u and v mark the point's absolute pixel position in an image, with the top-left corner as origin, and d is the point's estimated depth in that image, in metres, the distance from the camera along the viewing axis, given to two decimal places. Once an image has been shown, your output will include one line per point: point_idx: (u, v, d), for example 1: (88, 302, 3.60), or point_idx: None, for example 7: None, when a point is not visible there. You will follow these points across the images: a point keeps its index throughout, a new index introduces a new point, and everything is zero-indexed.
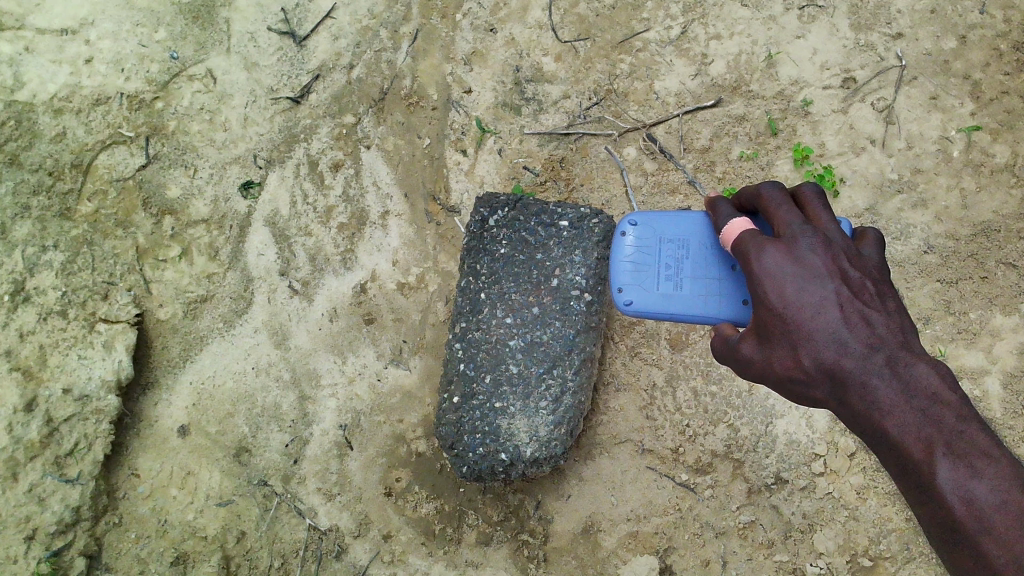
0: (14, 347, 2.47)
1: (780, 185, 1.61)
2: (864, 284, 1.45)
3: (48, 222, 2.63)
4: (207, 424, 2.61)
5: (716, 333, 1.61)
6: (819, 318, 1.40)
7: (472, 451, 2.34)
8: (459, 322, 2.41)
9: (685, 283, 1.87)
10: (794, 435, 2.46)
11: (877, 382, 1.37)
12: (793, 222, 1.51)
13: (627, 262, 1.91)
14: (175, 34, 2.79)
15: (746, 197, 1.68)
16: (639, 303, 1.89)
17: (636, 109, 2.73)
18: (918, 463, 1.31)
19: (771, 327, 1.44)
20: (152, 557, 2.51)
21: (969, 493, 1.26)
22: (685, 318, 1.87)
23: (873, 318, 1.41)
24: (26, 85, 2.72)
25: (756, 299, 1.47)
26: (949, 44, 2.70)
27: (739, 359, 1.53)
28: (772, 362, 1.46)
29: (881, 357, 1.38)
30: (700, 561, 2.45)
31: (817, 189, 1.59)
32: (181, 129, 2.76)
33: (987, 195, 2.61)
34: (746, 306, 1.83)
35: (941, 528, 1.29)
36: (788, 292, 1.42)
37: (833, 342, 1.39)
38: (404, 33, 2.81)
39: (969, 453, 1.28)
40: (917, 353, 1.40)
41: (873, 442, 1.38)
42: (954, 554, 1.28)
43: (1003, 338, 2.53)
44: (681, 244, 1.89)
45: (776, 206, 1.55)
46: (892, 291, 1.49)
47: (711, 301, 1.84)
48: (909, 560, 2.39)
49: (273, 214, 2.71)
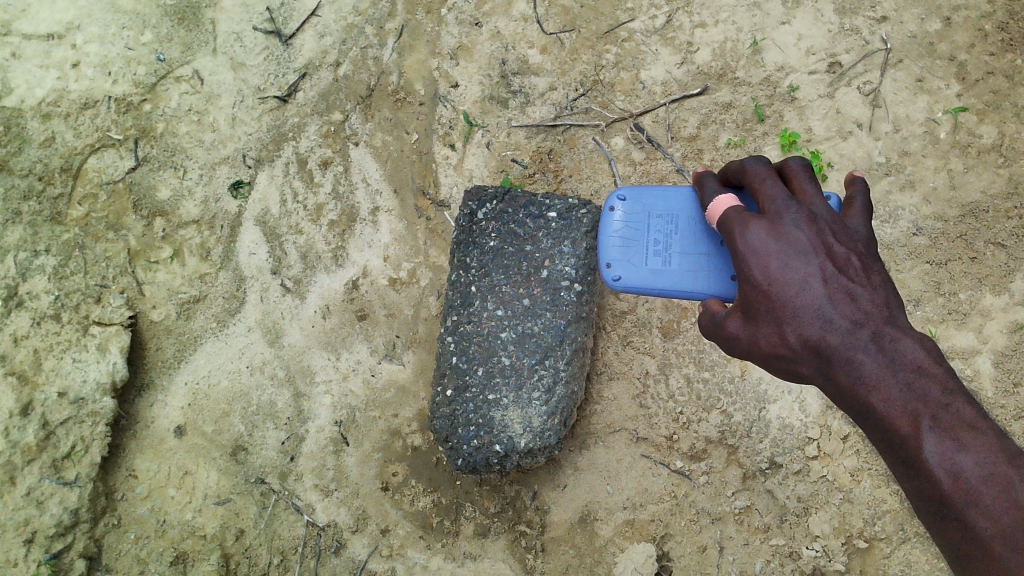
0: (9, 351, 2.51)
1: (765, 160, 1.63)
2: (849, 258, 1.46)
3: (39, 227, 2.65)
4: (203, 423, 2.62)
5: (703, 310, 1.63)
6: (804, 293, 1.42)
7: (466, 443, 2.36)
8: (450, 315, 2.42)
9: (673, 258, 1.87)
10: (787, 419, 2.47)
11: (862, 356, 1.38)
12: (777, 198, 1.53)
13: (616, 238, 1.93)
14: (161, 36, 2.79)
15: (733, 171, 1.70)
16: (628, 279, 1.91)
17: (623, 99, 2.74)
18: (905, 437, 1.31)
19: (755, 304, 1.46)
20: (152, 557, 2.53)
21: (955, 466, 1.25)
22: (674, 293, 1.87)
23: (857, 293, 1.42)
24: (15, 91, 2.74)
25: (741, 277, 1.49)
26: (934, 26, 2.71)
27: (725, 335, 1.55)
28: (757, 338, 1.47)
29: (866, 332, 1.39)
30: (697, 547, 2.46)
31: (802, 164, 1.60)
32: (170, 130, 2.76)
33: (975, 175, 2.61)
34: (734, 281, 1.82)
35: (929, 501, 1.29)
36: (772, 268, 1.44)
37: (818, 318, 1.40)
38: (389, 30, 2.81)
39: (955, 426, 1.28)
40: (903, 328, 1.41)
41: (862, 417, 1.38)
42: (943, 528, 1.28)
43: (994, 317, 2.54)
44: (670, 220, 1.90)
45: (761, 181, 1.57)
46: (878, 265, 1.50)
47: (699, 276, 1.84)
48: (904, 540, 2.40)
49: (264, 213, 2.72)
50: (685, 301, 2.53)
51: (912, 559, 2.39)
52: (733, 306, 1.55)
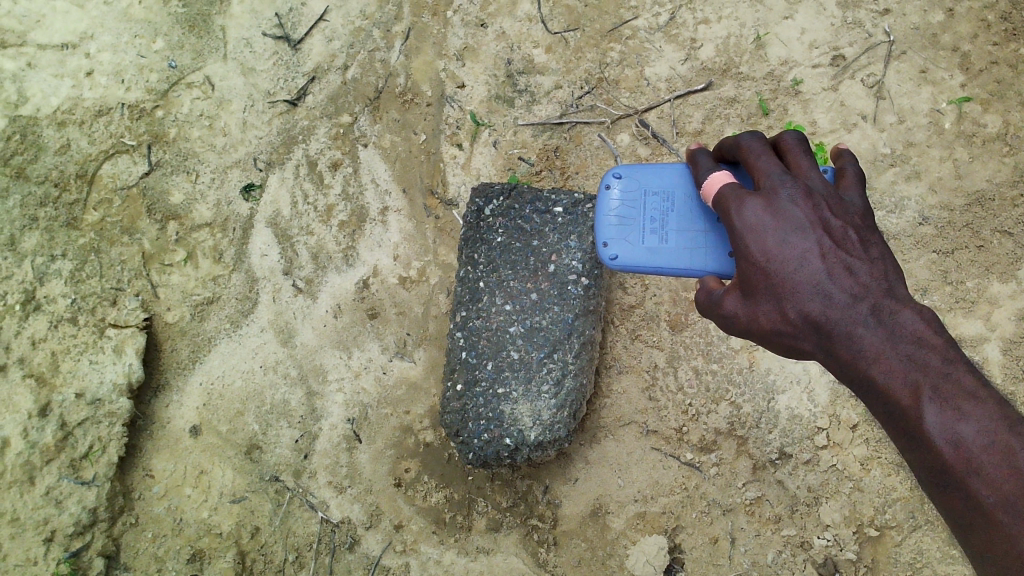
0: (28, 354, 2.55)
1: (761, 136, 1.65)
2: (846, 232, 1.48)
3: (55, 232, 2.69)
4: (217, 423, 2.66)
5: (700, 288, 1.65)
6: (802, 269, 1.44)
7: (477, 438, 2.38)
8: (459, 311, 2.45)
9: (670, 235, 1.90)
10: (796, 409, 2.48)
11: (862, 330, 1.40)
12: (772, 172, 1.54)
13: (612, 217, 1.96)
14: (172, 43, 2.84)
15: (727, 147, 1.72)
16: (625, 257, 1.93)
17: (628, 96, 2.77)
18: (906, 409, 1.32)
19: (753, 282, 1.48)
20: (169, 555, 2.56)
21: (956, 435, 1.26)
22: (671, 270, 1.90)
23: (856, 267, 1.44)
24: (30, 100, 2.79)
25: (739, 254, 1.50)
26: (937, 17, 2.72)
27: (723, 313, 1.56)
28: (756, 316, 1.49)
29: (865, 306, 1.41)
30: (708, 538, 2.47)
31: (797, 137, 1.62)
32: (182, 135, 2.81)
33: (980, 164, 2.62)
34: (730, 257, 1.85)
35: (931, 472, 1.30)
36: (770, 245, 1.46)
37: (817, 293, 1.42)
38: (396, 33, 2.85)
39: (956, 396, 1.29)
40: (902, 300, 1.43)
41: (862, 390, 1.40)
42: (945, 498, 1.29)
43: (1002, 305, 2.54)
44: (666, 197, 1.93)
45: (756, 156, 1.59)
46: (876, 237, 1.52)
47: (695, 253, 1.87)
48: (915, 528, 2.41)
49: (275, 215, 2.76)
50: (693, 294, 2.55)
51: (924, 547, 2.40)
52: (731, 284, 1.57)
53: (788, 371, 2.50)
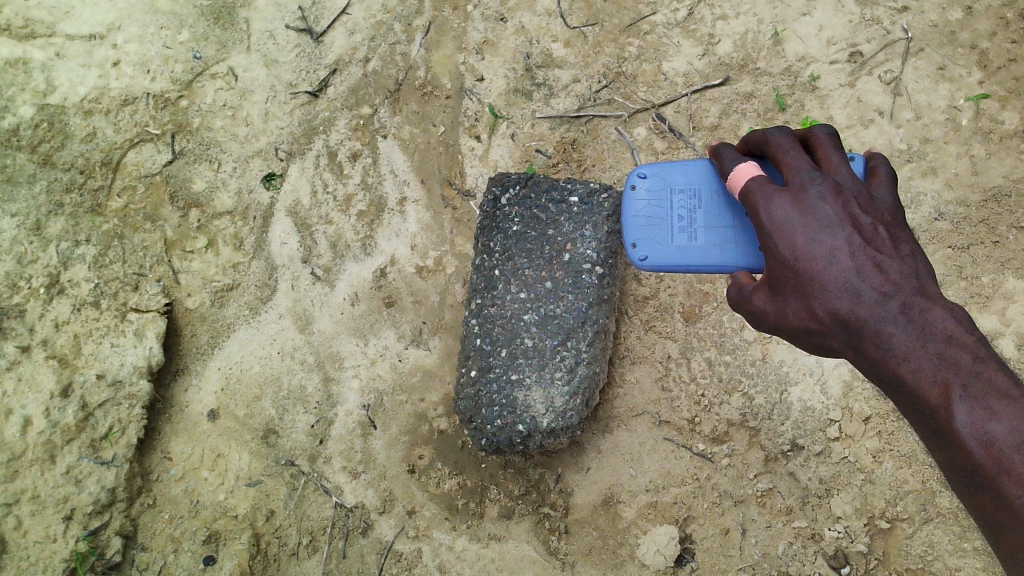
0: (51, 336, 2.59)
1: (789, 131, 1.68)
2: (876, 229, 1.51)
3: (80, 218, 2.74)
4: (235, 407, 2.69)
5: (732, 283, 1.69)
6: (831, 266, 1.46)
7: (490, 423, 2.40)
8: (475, 299, 2.48)
9: (699, 232, 1.93)
10: (808, 402, 2.50)
11: (892, 328, 1.42)
12: (802, 169, 1.57)
13: (640, 216, 2.00)
14: (198, 35, 2.89)
15: (753, 142, 1.75)
16: (655, 257, 1.97)
17: (646, 90, 2.79)
18: (936, 408, 1.33)
19: (783, 280, 1.52)
20: (185, 536, 2.60)
21: (986, 434, 1.27)
22: (702, 267, 1.94)
23: (885, 264, 1.47)
24: (58, 89, 2.83)
25: (767, 250, 1.54)
26: (955, 15, 2.73)
27: (753, 310, 1.60)
28: (786, 313, 1.53)
29: (895, 303, 1.43)
30: (719, 529, 2.48)
31: (829, 133, 1.65)
32: (205, 125, 2.85)
33: (997, 160, 2.63)
34: (759, 251, 1.89)
35: (960, 471, 1.31)
36: (799, 243, 1.49)
37: (846, 291, 1.45)
38: (417, 26, 2.89)
39: (987, 395, 1.30)
40: (933, 298, 1.45)
41: (892, 388, 1.42)
42: (976, 498, 1.29)
43: (1017, 300, 2.54)
44: (692, 193, 1.95)
45: (785, 152, 1.62)
46: (906, 234, 1.55)
47: (726, 249, 1.91)
48: (926, 521, 2.42)
49: (295, 204, 2.80)
50: (707, 286, 2.58)
51: (934, 540, 2.41)
52: (759, 280, 1.61)
53: (801, 363, 2.52)
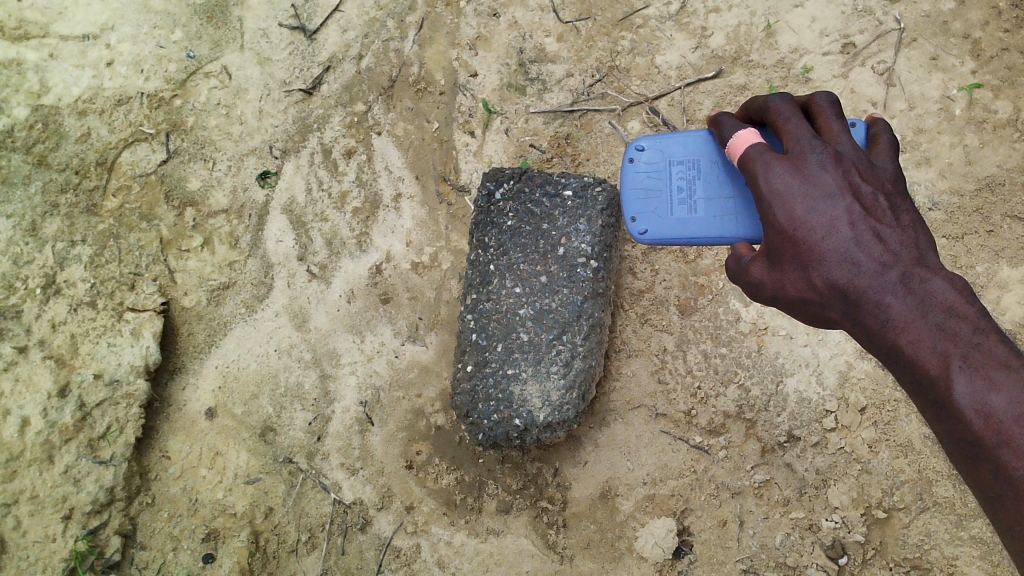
0: (47, 336, 2.59)
1: (789, 97, 1.67)
2: (876, 198, 1.52)
3: (75, 218, 2.74)
4: (232, 405, 2.70)
5: (731, 254, 1.68)
6: (831, 237, 1.48)
7: (486, 418, 2.41)
8: (471, 294, 2.49)
9: (698, 205, 1.94)
10: (805, 392, 2.52)
11: (891, 299, 1.43)
12: (802, 137, 1.58)
13: (639, 190, 2.00)
14: (191, 34, 2.90)
15: (754, 109, 1.75)
16: (655, 231, 1.98)
17: (639, 84, 2.79)
18: (934, 379, 1.34)
19: (781, 250, 1.53)
20: (184, 535, 2.60)
21: (986, 406, 1.28)
22: (702, 239, 1.94)
23: (885, 234, 1.48)
24: (52, 90, 2.84)
25: (766, 222, 1.56)
26: (947, 5, 2.74)
27: (751, 281, 1.61)
28: (784, 284, 1.54)
29: (895, 274, 1.44)
30: (717, 521, 2.49)
31: (829, 99, 1.65)
32: (199, 124, 2.86)
33: (990, 150, 2.63)
34: (757, 221, 1.89)
35: (959, 441, 1.32)
36: (798, 213, 1.50)
37: (845, 262, 1.46)
38: (410, 23, 2.90)
39: (986, 366, 1.31)
40: (932, 268, 1.45)
41: (890, 360, 1.44)
42: (975, 469, 1.30)
43: (1011, 289, 2.54)
44: (691, 165, 1.96)
45: (785, 119, 1.62)
46: (906, 203, 1.55)
47: (726, 221, 1.91)
48: (922, 510, 2.42)
49: (290, 202, 2.80)
50: (703, 280, 2.59)
51: (931, 529, 2.41)
52: (757, 251, 1.61)
53: (797, 354, 2.53)
